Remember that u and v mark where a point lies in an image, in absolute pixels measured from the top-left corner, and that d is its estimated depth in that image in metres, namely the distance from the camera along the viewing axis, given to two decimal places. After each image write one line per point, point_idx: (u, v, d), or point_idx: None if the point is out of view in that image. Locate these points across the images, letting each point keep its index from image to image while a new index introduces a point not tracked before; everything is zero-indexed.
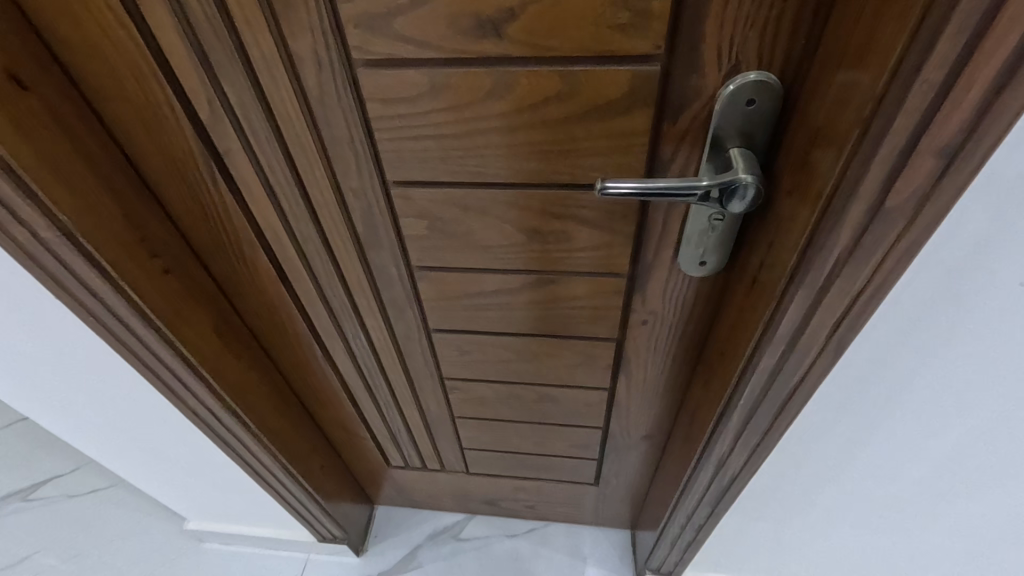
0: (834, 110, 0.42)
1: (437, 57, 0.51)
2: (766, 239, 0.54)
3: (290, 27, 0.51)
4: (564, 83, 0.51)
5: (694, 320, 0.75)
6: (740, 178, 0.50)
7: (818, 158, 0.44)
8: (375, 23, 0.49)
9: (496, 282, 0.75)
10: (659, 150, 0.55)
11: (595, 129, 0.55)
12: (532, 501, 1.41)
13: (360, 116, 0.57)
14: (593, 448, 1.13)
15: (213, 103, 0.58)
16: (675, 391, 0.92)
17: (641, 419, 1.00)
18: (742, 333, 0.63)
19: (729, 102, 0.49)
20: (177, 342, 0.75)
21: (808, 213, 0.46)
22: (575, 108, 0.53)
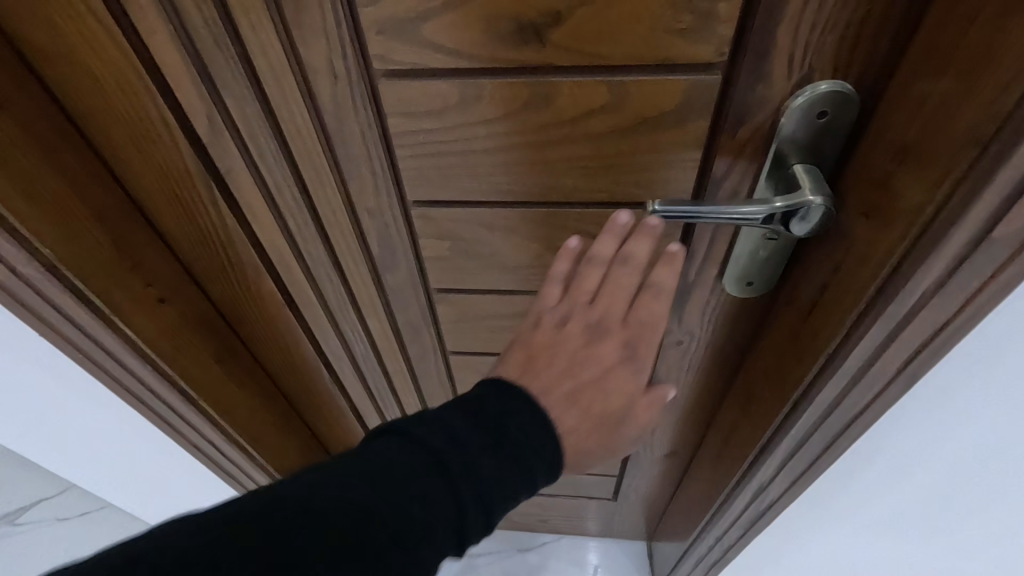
0: (932, 125, 0.37)
1: (469, 67, 0.45)
2: (828, 263, 0.49)
3: (303, 33, 0.45)
4: (612, 93, 0.46)
5: (732, 341, 0.70)
6: (808, 199, 0.45)
7: (908, 178, 0.40)
8: (401, 27, 0.43)
9: (521, 303, 0.70)
10: (713, 166, 0.50)
11: (643, 143, 0.49)
12: (546, 516, 1.37)
13: (379, 130, 0.51)
14: (613, 464, 1.09)
15: (212, 116, 0.51)
16: (703, 410, 0.87)
17: (666, 436, 0.96)
18: (793, 360, 0.58)
19: (797, 114, 0.44)
20: (174, 375, 0.69)
21: (894, 239, 0.41)
22: (622, 120, 0.48)
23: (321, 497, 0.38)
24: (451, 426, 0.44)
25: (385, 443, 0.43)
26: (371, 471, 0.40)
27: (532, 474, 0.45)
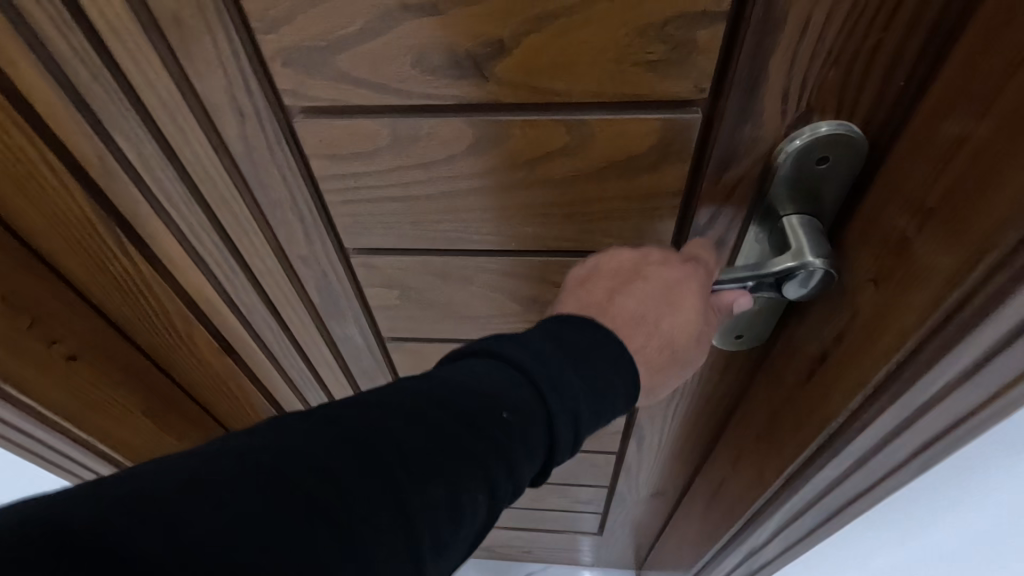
0: (957, 194, 0.30)
1: (400, 103, 0.38)
2: (823, 333, 0.42)
3: (195, 64, 0.37)
4: (573, 134, 0.38)
5: (716, 398, 0.63)
6: (803, 263, 0.38)
7: (927, 252, 0.32)
8: (312, 57, 0.35)
9: None
10: (695, 214, 0.43)
11: (613, 189, 0.42)
12: (529, 548, 1.30)
13: (304, 173, 0.44)
14: (596, 501, 1.02)
15: (103, 157, 0.43)
16: (688, 459, 0.80)
17: (650, 478, 0.89)
18: (780, 430, 0.51)
19: (793, 161, 0.37)
20: (92, 440, 0.61)
21: (908, 323, 0.34)
22: (585, 164, 0.40)
23: (400, 417, 0.31)
24: (539, 348, 0.36)
25: (462, 366, 0.35)
26: (453, 387, 0.33)
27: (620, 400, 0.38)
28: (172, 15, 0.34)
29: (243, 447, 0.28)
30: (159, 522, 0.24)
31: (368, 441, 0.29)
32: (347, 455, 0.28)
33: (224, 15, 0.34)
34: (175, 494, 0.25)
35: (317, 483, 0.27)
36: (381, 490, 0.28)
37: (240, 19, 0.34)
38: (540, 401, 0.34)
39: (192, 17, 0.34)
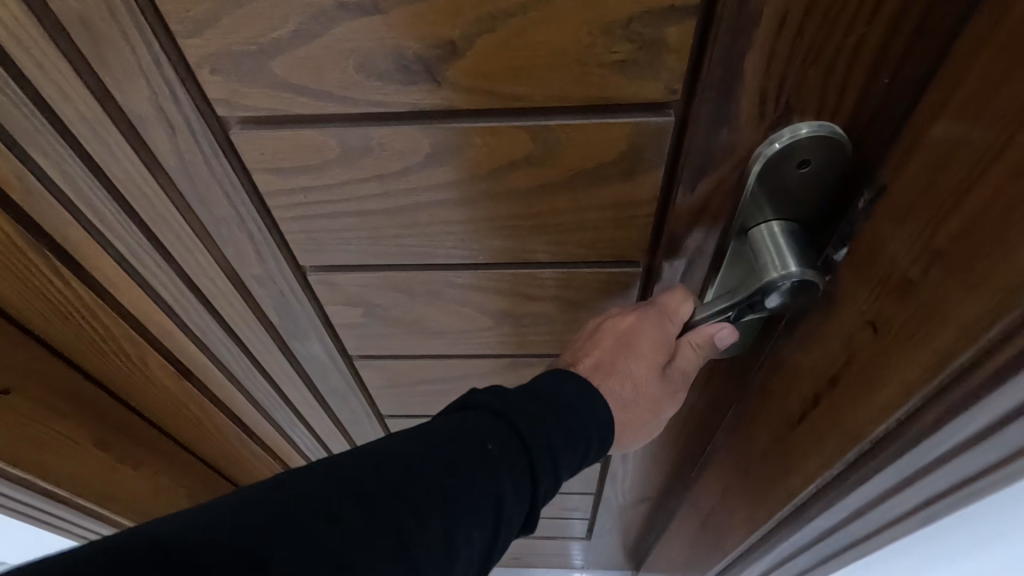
0: (964, 241, 0.27)
1: (347, 111, 0.34)
2: (815, 371, 0.39)
3: (113, 73, 0.33)
4: (538, 142, 0.35)
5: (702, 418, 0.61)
6: (784, 273, 0.35)
7: (933, 297, 0.29)
8: (244, 63, 0.32)
9: (459, 367, 0.60)
10: (671, 223, 0.40)
11: (585, 198, 0.39)
12: (518, 553, 1.28)
13: (248, 189, 0.40)
14: (583, 507, 1.00)
15: (22, 178, 0.39)
16: (673, 471, 0.77)
17: (636, 486, 0.87)
18: (770, 456, 0.48)
19: (773, 165, 0.34)
20: (35, 478, 0.56)
21: (908, 376, 0.32)
22: (552, 173, 0.38)
23: (384, 463, 0.32)
24: (512, 392, 0.38)
25: (439, 418, 0.37)
26: (432, 436, 0.35)
27: (600, 436, 0.39)
28: (79, 17, 0.30)
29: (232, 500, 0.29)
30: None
31: (355, 484, 0.31)
32: (335, 498, 0.30)
33: (139, 18, 0.30)
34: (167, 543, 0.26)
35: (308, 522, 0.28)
36: (370, 531, 0.29)
37: (158, 21, 0.30)
38: (517, 438, 0.36)
39: (101, 19, 0.30)
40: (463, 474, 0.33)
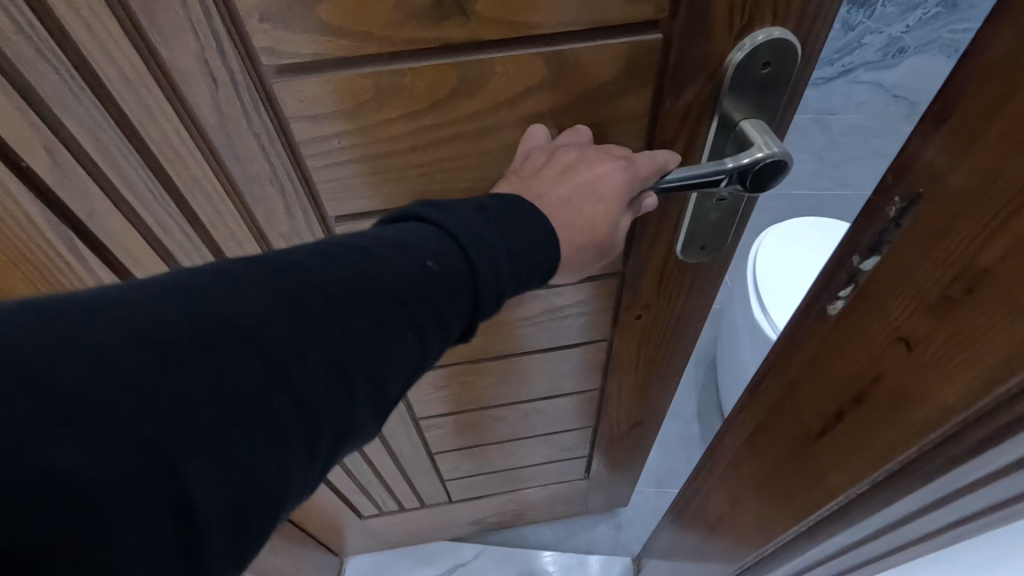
0: (1016, 259, 0.27)
1: (381, 52, 0.38)
2: (852, 375, 0.40)
3: (163, 29, 0.35)
4: (548, 67, 0.41)
5: (687, 308, 0.70)
6: (765, 155, 0.43)
7: (980, 318, 0.30)
8: (290, 11, 0.35)
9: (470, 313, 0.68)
10: (661, 136, 0.47)
11: (588, 119, 0.46)
12: (522, 514, 1.32)
13: (283, 141, 0.43)
14: (582, 444, 1.08)
15: (54, 154, 0.38)
16: (664, 382, 0.87)
17: (629, 413, 0.95)
18: (793, 448, 0.50)
19: (740, 71, 0.42)
20: None
21: (958, 387, 0.32)
22: (561, 97, 0.43)
23: (328, 262, 0.33)
24: (456, 211, 0.39)
25: (388, 226, 0.38)
26: (380, 243, 0.35)
27: (540, 262, 0.41)
28: None
29: (180, 276, 0.30)
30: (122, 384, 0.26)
31: (298, 278, 0.32)
32: (277, 290, 0.31)
33: None
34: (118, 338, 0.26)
35: (244, 310, 0.30)
36: (308, 325, 0.31)
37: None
38: (460, 248, 0.37)
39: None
40: (403, 280, 0.34)
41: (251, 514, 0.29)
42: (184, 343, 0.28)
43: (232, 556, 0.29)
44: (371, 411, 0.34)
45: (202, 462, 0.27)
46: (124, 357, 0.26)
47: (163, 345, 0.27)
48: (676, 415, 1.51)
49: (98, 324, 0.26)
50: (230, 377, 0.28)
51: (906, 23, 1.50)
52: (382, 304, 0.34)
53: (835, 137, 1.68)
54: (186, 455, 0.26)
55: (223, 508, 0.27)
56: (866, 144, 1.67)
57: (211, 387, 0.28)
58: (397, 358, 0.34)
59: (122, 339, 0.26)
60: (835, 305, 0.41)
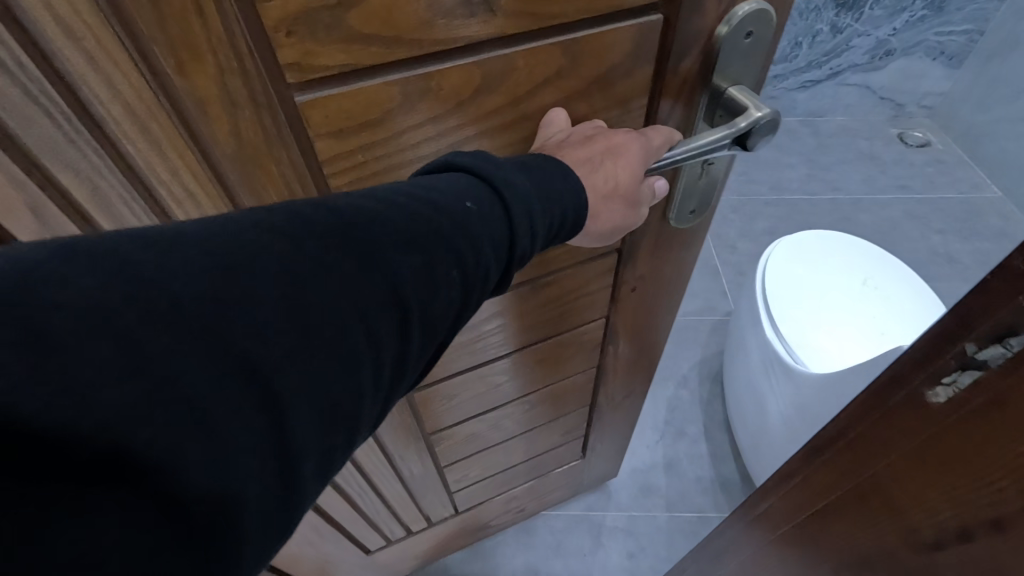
0: None
1: (408, 53, 0.38)
2: (983, 480, 0.37)
3: (180, 58, 0.34)
4: (566, 56, 0.43)
5: (673, 270, 0.74)
6: (759, 116, 0.46)
7: None
8: (321, 22, 0.35)
9: (483, 311, 0.67)
10: (659, 109, 0.50)
11: (600, 105, 0.48)
12: (527, 507, 1.29)
13: (300, 163, 0.43)
14: (579, 428, 1.10)
15: (40, 213, 0.36)
16: (653, 348, 0.91)
17: (625, 385, 0.99)
18: (894, 553, 0.46)
19: (728, 42, 0.46)
20: None
21: None
22: (576, 83, 0.45)
23: (375, 201, 0.33)
24: (489, 158, 0.40)
25: (424, 176, 0.39)
26: (419, 188, 0.36)
27: (568, 220, 0.42)
28: None
29: (243, 215, 0.30)
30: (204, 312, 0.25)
31: (344, 214, 0.32)
32: (331, 228, 0.31)
33: None
34: (191, 266, 0.26)
35: (300, 244, 0.30)
36: (364, 260, 0.31)
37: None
38: (495, 195, 0.38)
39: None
40: (445, 218, 0.35)
41: (332, 434, 0.29)
42: (251, 272, 0.27)
43: (303, 492, 0.29)
44: (418, 350, 0.34)
45: (279, 383, 0.27)
46: (206, 286, 0.26)
47: (228, 273, 0.27)
48: (683, 435, 1.48)
49: (169, 252, 0.26)
50: (299, 309, 0.28)
51: (894, 26, 2.06)
52: (429, 241, 0.34)
53: (824, 138, 2.25)
54: (264, 374, 0.26)
55: (303, 431, 0.28)
56: (855, 144, 2.23)
57: (282, 321, 0.27)
58: (442, 296, 0.35)
59: (185, 267, 0.26)
60: (941, 396, 0.38)
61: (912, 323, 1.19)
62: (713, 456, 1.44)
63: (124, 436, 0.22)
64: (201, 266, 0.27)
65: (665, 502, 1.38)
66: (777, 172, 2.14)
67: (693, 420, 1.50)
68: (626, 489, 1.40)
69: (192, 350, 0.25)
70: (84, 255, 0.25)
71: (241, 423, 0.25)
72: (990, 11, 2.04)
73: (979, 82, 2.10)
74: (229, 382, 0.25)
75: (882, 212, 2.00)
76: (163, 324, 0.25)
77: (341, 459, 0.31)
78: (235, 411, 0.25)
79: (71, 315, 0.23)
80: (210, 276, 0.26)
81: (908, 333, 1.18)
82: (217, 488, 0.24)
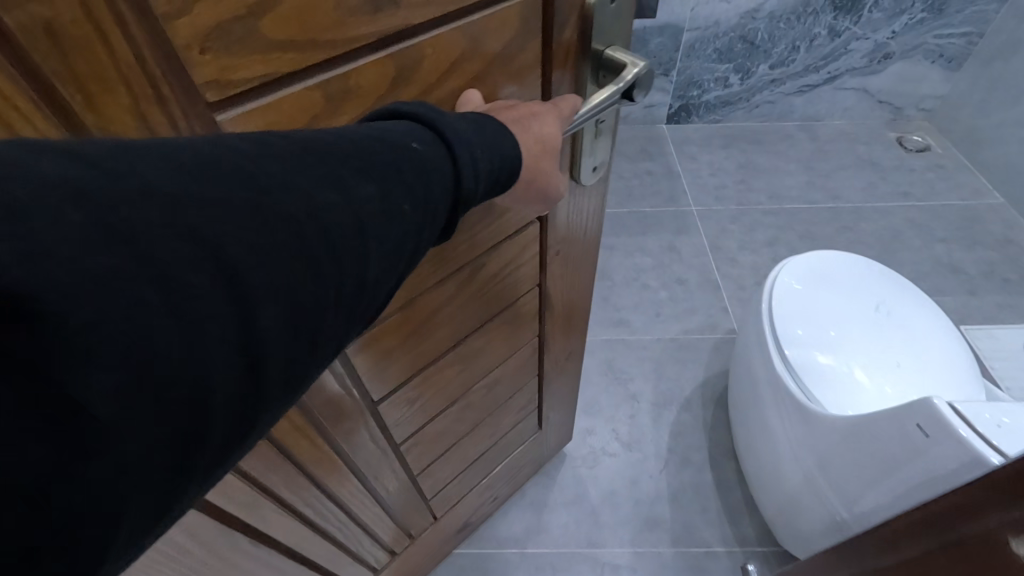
0: None
1: (326, 55, 0.34)
2: None
3: (90, 94, 0.28)
4: (467, 38, 0.41)
5: (583, 221, 0.75)
6: (638, 66, 0.49)
7: None
8: (235, 34, 0.30)
9: (433, 303, 0.62)
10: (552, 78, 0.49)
11: (504, 78, 0.46)
12: (498, 491, 1.23)
13: None
14: (531, 404, 1.06)
15: None
16: (580, 299, 0.92)
17: (565, 344, 0.97)
18: None
19: (597, 8, 0.47)
20: None
21: None
22: (480, 66, 0.43)
23: (323, 134, 0.32)
24: (427, 106, 0.38)
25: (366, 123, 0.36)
26: (359, 130, 0.34)
27: (506, 168, 0.40)
28: (42, 22, 0.25)
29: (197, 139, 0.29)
30: (171, 205, 0.25)
31: (294, 141, 0.30)
32: (286, 150, 0.30)
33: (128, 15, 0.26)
34: (156, 166, 0.26)
35: (262, 161, 0.29)
36: (323, 180, 0.30)
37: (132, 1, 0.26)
38: (438, 136, 0.36)
39: (76, 24, 0.25)
40: (391, 151, 0.33)
41: (294, 343, 0.28)
42: (215, 179, 0.27)
43: (267, 406, 0.28)
44: (386, 280, 0.33)
45: (247, 279, 0.26)
46: (172, 185, 0.25)
47: (193, 176, 0.26)
48: (688, 463, 1.40)
49: (130, 156, 0.26)
50: (266, 220, 0.27)
51: (893, 28, 2.02)
52: (383, 170, 0.32)
53: (823, 144, 2.21)
54: (229, 270, 0.26)
55: (267, 333, 0.27)
56: (853, 149, 2.19)
57: (250, 227, 0.27)
58: (409, 226, 0.33)
59: (154, 168, 0.26)
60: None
61: (928, 360, 1.02)
62: (719, 487, 1.35)
63: (80, 308, 0.21)
64: (170, 169, 0.26)
65: (672, 530, 1.29)
66: (776, 179, 2.08)
67: (691, 434, 1.45)
68: (627, 524, 1.31)
69: (160, 239, 0.24)
70: (45, 151, 0.24)
71: (205, 310, 0.24)
72: (990, 14, 1.99)
73: (977, 85, 2.05)
74: (196, 267, 0.25)
75: (883, 223, 1.92)
76: (138, 215, 0.24)
77: (308, 380, 0.30)
78: (200, 300, 0.24)
79: (39, 194, 0.22)
80: (178, 176, 0.26)
81: (924, 371, 1.00)
82: (183, 381, 0.24)
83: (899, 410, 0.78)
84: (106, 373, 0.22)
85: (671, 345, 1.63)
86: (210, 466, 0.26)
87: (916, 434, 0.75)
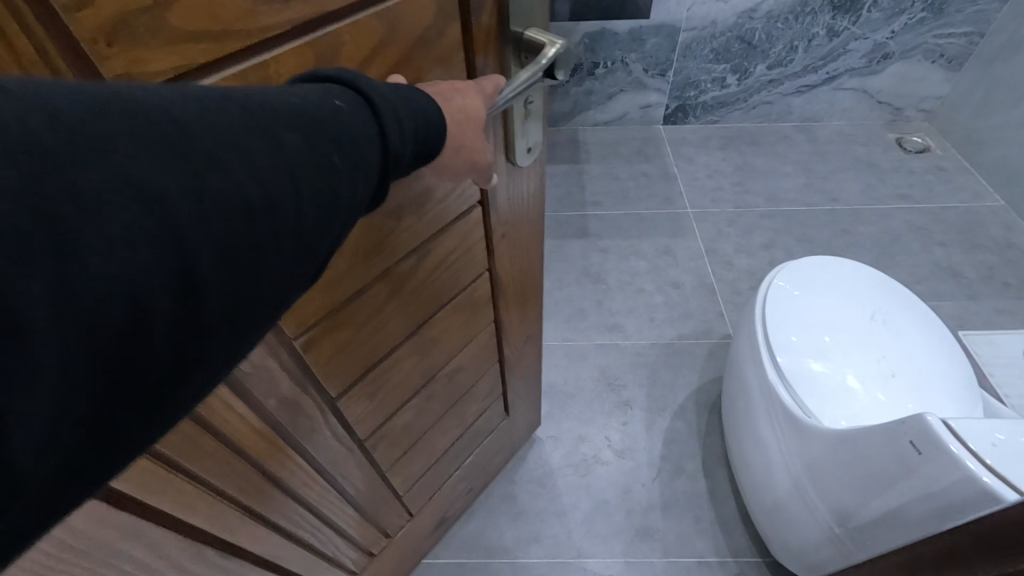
0: None
1: (238, 44, 0.34)
2: None
3: None
4: (383, 23, 0.41)
5: (524, 202, 0.73)
6: (555, 45, 0.51)
7: None
8: (141, 25, 0.30)
9: (380, 293, 0.61)
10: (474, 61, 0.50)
11: (428, 62, 0.46)
12: (472, 483, 1.22)
13: None
14: (497, 392, 1.05)
15: None
16: (533, 278, 0.90)
17: (521, 323, 0.95)
18: None
19: None
20: None
21: None
22: (401, 50, 0.43)
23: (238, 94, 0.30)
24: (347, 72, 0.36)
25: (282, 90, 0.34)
26: (274, 91, 0.32)
27: (428, 137, 0.39)
28: None
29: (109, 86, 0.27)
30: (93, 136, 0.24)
31: (212, 95, 0.29)
32: (209, 101, 0.29)
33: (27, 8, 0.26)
34: (72, 98, 0.24)
35: (184, 106, 0.27)
36: (251, 130, 0.29)
37: None
38: (360, 99, 0.35)
39: None
40: (312, 111, 0.32)
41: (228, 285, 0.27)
42: (137, 117, 0.26)
43: (200, 350, 0.27)
44: (324, 232, 0.32)
45: (180, 214, 0.25)
46: (91, 119, 0.24)
47: (112, 113, 0.25)
48: (681, 471, 1.37)
49: (38, 89, 0.24)
50: (194, 155, 0.26)
51: (892, 27, 1.99)
52: (311, 125, 0.31)
53: (823, 145, 2.18)
54: (159, 204, 0.25)
55: (202, 270, 0.26)
56: (852, 151, 2.16)
57: (178, 163, 0.26)
58: (343, 181, 0.32)
59: (69, 99, 0.24)
60: None
61: (925, 371, 0.99)
62: (711, 497, 1.32)
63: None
64: (87, 103, 0.25)
65: (665, 540, 1.27)
66: (774, 181, 2.05)
67: (683, 441, 1.42)
68: (619, 535, 1.28)
69: (81, 168, 0.23)
70: None
71: (138, 239, 0.23)
72: (991, 14, 1.96)
73: (978, 86, 2.02)
74: (124, 196, 0.24)
75: (881, 226, 1.89)
76: (58, 141, 0.23)
77: (244, 329, 0.29)
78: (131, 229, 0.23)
79: None
80: (96, 111, 0.25)
81: (921, 382, 0.98)
82: (118, 307, 0.23)
83: (891, 428, 0.75)
84: (33, 291, 0.21)
85: (664, 350, 1.60)
86: (139, 406, 0.25)
87: (909, 451, 0.72)
